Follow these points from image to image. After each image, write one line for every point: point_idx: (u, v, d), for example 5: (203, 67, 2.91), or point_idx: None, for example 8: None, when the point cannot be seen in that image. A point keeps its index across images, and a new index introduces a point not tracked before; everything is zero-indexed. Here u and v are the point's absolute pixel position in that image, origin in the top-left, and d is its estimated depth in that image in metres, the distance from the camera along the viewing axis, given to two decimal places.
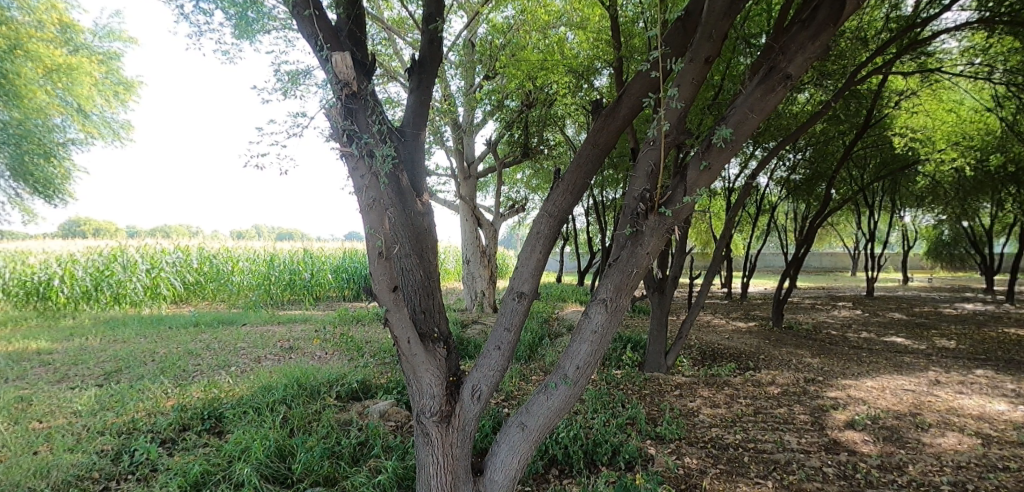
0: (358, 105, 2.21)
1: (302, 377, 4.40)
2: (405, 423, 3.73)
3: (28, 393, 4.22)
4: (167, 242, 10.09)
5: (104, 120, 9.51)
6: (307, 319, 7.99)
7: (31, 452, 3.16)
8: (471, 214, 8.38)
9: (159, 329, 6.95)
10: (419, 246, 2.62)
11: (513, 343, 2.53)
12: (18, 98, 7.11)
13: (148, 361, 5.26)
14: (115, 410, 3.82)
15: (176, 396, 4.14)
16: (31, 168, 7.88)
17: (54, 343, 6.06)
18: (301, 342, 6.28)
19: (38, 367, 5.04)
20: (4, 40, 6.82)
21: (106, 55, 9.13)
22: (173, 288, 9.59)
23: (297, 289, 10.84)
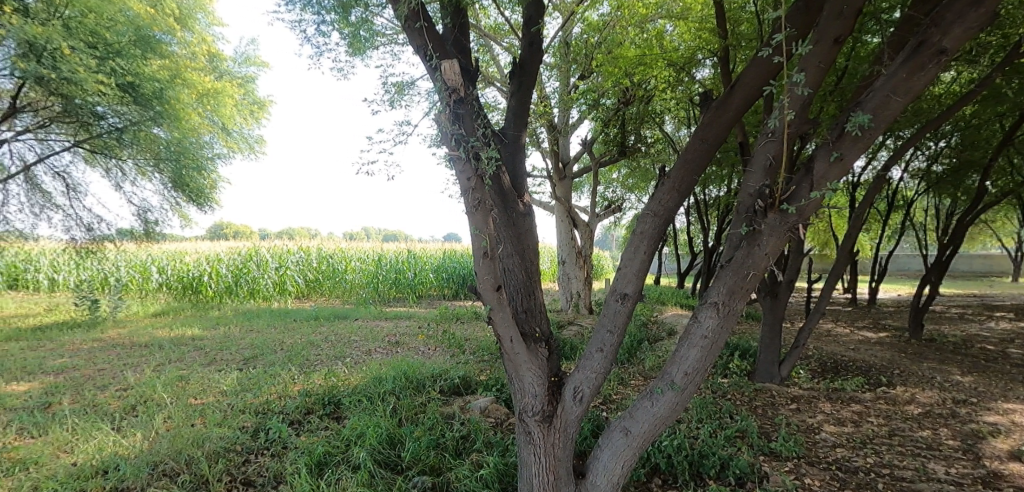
0: (465, 109, 2.26)
1: (409, 370, 4.67)
2: (504, 420, 3.82)
3: (186, 373, 4.91)
4: (292, 243, 11.29)
5: (242, 135, 10.78)
6: (412, 316, 8.46)
7: (190, 424, 3.66)
8: (567, 214, 8.41)
9: (287, 321, 7.78)
10: (521, 246, 2.70)
11: (616, 345, 2.49)
12: (177, 120, 8.15)
13: (279, 350, 5.88)
14: (254, 392, 4.33)
15: (302, 382, 4.59)
16: (188, 179, 8.85)
17: (205, 330, 7.02)
18: (407, 337, 6.68)
19: (194, 350, 5.86)
20: (166, 71, 7.88)
21: (244, 78, 10.41)
22: (298, 285, 10.64)
23: (402, 288, 11.48)
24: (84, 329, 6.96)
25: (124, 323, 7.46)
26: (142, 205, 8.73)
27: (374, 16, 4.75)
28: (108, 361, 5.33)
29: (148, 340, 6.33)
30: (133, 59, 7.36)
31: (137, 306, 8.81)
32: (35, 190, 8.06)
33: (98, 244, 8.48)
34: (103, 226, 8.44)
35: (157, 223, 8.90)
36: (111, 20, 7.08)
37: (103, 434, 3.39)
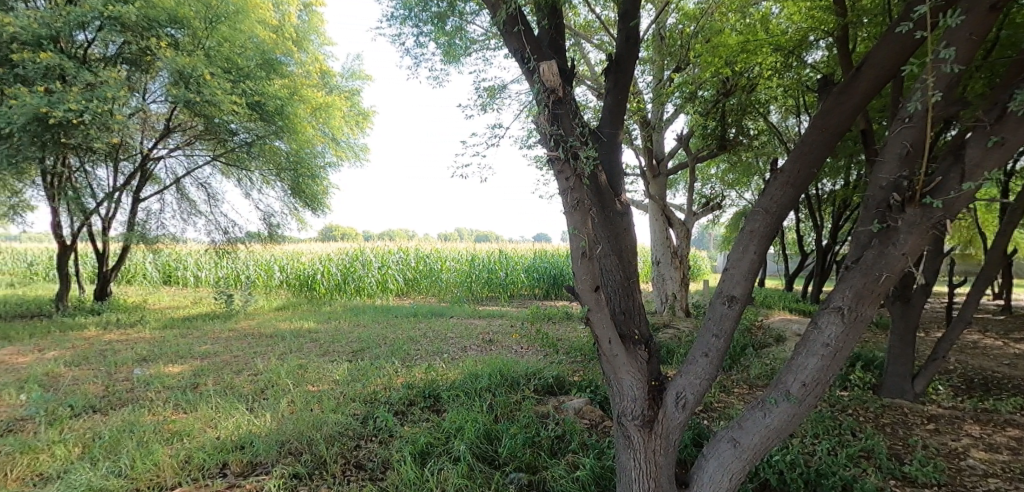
0: (563, 110, 2.27)
1: (504, 368, 4.77)
2: (600, 422, 3.77)
3: (305, 362, 5.41)
4: (394, 245, 12.14)
5: (349, 144, 11.63)
6: (504, 315, 8.64)
7: (309, 408, 4.02)
8: (662, 212, 8.10)
9: (389, 317, 8.32)
10: (619, 245, 2.67)
11: (723, 351, 2.36)
12: (293, 132, 8.87)
13: (383, 344, 6.29)
14: (363, 382, 4.67)
15: (405, 375, 4.86)
16: (304, 186, 9.73)
17: (319, 324, 7.71)
18: (500, 335, 6.83)
19: (311, 342, 6.45)
20: (286, 89, 8.58)
21: (350, 91, 11.23)
22: (398, 283, 11.28)
23: (493, 287, 11.62)
24: (222, 320, 7.93)
25: (253, 316, 8.39)
26: (267, 211, 9.76)
27: (467, 24, 4.92)
28: (242, 349, 6.03)
29: (273, 331, 7.07)
30: (261, 81, 8.17)
31: (263, 301, 9.87)
32: (184, 200, 9.33)
33: (232, 246, 9.61)
34: (237, 229, 9.55)
35: (279, 226, 9.91)
36: (240, 46, 7.94)
37: (240, 413, 3.83)
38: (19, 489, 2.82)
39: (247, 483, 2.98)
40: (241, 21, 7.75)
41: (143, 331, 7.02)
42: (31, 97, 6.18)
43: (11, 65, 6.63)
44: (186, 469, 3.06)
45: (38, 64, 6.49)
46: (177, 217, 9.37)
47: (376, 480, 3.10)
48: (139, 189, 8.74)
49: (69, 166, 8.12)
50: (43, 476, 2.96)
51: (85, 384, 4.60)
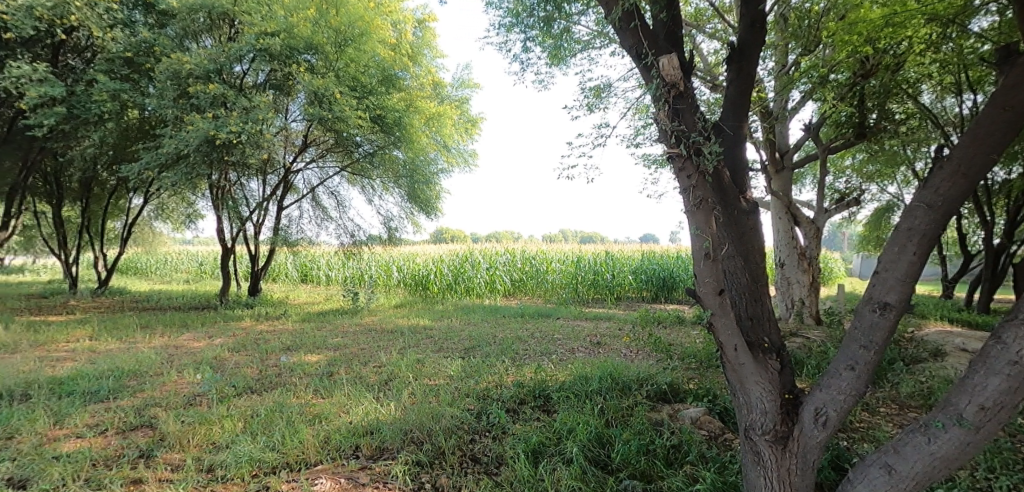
0: (685, 104, 2.21)
1: (614, 371, 4.68)
2: (720, 435, 3.54)
3: (422, 357, 5.76)
4: (501, 247, 12.59)
5: (459, 151, 11.78)
6: (611, 317, 8.48)
7: (428, 400, 4.27)
8: (787, 211, 7.43)
9: (497, 316, 8.59)
10: (745, 246, 2.51)
11: (874, 364, 2.11)
12: (409, 141, 9.34)
13: (493, 343, 6.49)
14: (476, 378, 4.86)
15: (515, 374, 4.98)
16: (419, 192, 10.37)
17: (433, 321, 8.18)
18: (608, 338, 6.71)
19: (427, 338, 6.86)
20: (403, 101, 9.00)
21: (460, 100, 11.48)
22: (505, 283, 11.57)
23: (599, 289, 11.37)
24: (349, 315, 8.73)
25: (376, 312, 9.13)
26: (387, 215, 10.54)
27: (573, 25, 4.93)
28: (368, 342, 6.59)
29: (394, 327, 7.63)
30: (382, 95, 8.81)
31: (384, 299, 10.70)
32: (318, 207, 10.41)
33: (357, 248, 10.53)
34: (361, 233, 10.45)
35: (397, 229, 10.66)
36: (364, 65, 8.56)
37: (368, 401, 4.18)
38: (199, 454, 3.33)
39: (376, 466, 3.24)
40: (364, 41, 8.37)
41: (287, 323, 7.97)
42: (203, 123, 7.29)
43: (188, 96, 7.88)
44: (327, 448, 3.40)
45: (208, 94, 7.64)
46: (312, 223, 10.48)
47: (491, 475, 3.21)
48: (282, 199, 9.91)
49: (230, 180, 9.47)
50: (216, 444, 3.46)
51: (244, 367, 5.32)
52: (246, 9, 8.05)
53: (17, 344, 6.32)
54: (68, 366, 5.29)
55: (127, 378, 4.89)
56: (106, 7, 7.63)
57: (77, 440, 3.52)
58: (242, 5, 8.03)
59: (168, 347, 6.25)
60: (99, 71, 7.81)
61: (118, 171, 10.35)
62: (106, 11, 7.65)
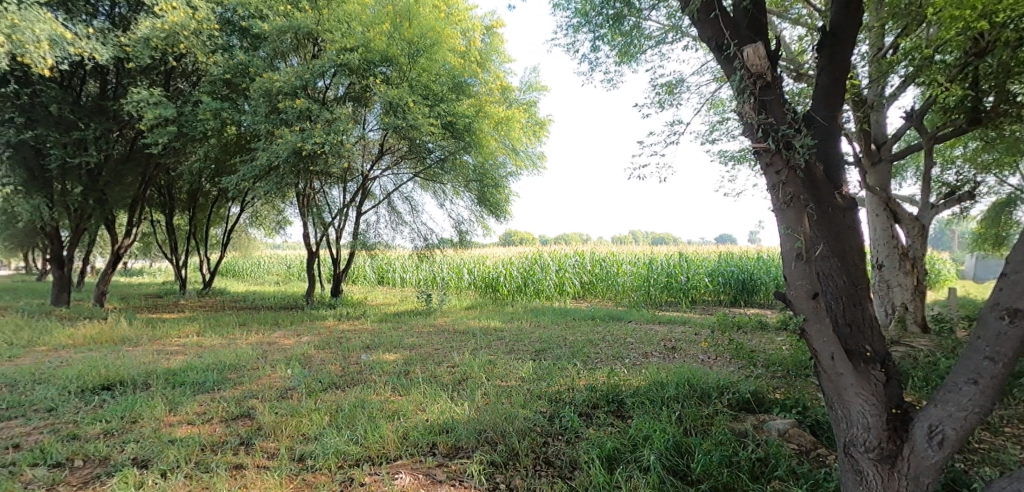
0: (772, 96, 2.23)
1: (692, 378, 4.49)
2: (812, 450, 3.29)
3: (494, 358, 5.82)
4: (571, 250, 12.50)
5: (528, 154, 11.40)
6: (687, 321, 8.15)
7: (500, 401, 4.31)
8: (885, 207, 6.80)
9: (567, 319, 8.53)
10: (842, 248, 2.35)
11: (1001, 379, 1.93)
12: (478, 146, 9.48)
13: (563, 345, 6.44)
14: (548, 381, 4.84)
15: (587, 377, 4.90)
16: (489, 196, 10.54)
17: (504, 323, 8.26)
18: (684, 343, 6.45)
19: (498, 340, 6.93)
20: (473, 106, 9.14)
21: (529, 103, 11.35)
22: (575, 286, 11.46)
23: (673, 292, 10.93)
24: (423, 316, 9.03)
25: (448, 313, 9.38)
26: (458, 219, 10.80)
27: (643, 21, 4.81)
28: (441, 343, 6.78)
29: (466, 328, 7.79)
30: (452, 102, 9.03)
31: (455, 300, 10.96)
32: (394, 212, 10.87)
33: (430, 251, 10.87)
34: (434, 236, 10.78)
35: (468, 233, 10.88)
36: (435, 74, 8.83)
37: (443, 400, 4.28)
38: (291, 444, 3.56)
39: (452, 465, 3.32)
40: (435, 51, 8.64)
41: (366, 323, 8.38)
42: (291, 136, 7.84)
43: (278, 112, 8.52)
44: (405, 444, 3.52)
45: (295, 109, 8.21)
46: (388, 227, 10.95)
47: (565, 479, 3.18)
48: (361, 205, 10.45)
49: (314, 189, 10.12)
50: (305, 435, 3.70)
51: (329, 364, 5.65)
52: (328, 27, 8.57)
53: (139, 339, 7.12)
54: (179, 359, 5.87)
55: (228, 371, 5.35)
56: (209, 35, 8.42)
57: (188, 426, 3.90)
58: (324, 24, 8.56)
59: (262, 344, 6.77)
60: (203, 93, 8.63)
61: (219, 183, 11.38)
62: (209, 38, 8.45)
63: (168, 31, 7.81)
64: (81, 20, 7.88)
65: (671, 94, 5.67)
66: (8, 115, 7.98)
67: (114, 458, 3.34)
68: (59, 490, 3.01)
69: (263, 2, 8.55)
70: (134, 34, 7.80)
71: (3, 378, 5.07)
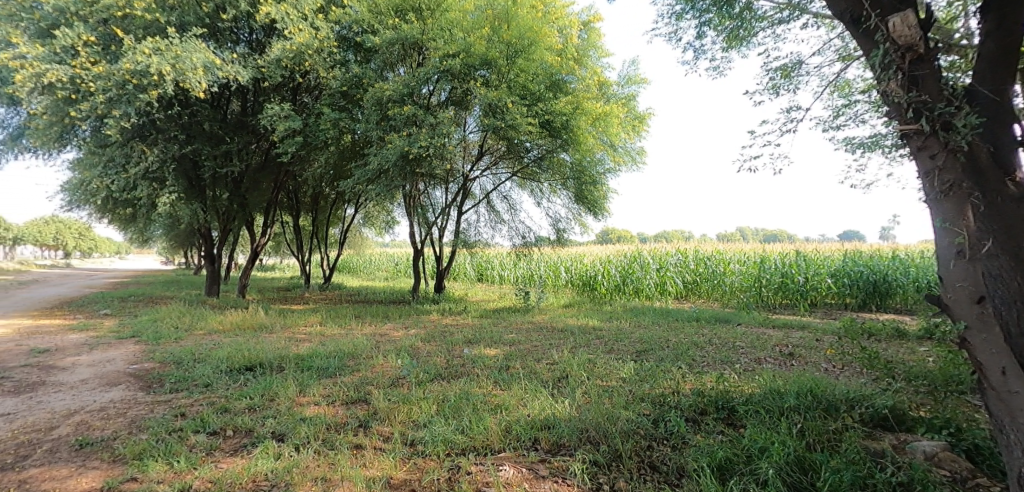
0: (924, 72, 2.27)
1: (815, 388, 4.09)
2: (969, 478, 2.86)
3: (593, 357, 5.75)
4: (672, 248, 11.97)
5: (626, 150, 10.96)
6: (806, 326, 7.44)
7: (601, 400, 4.24)
8: None
9: (669, 320, 8.18)
10: (1014, 244, 2.24)
11: None
12: (575, 143, 9.27)
13: (665, 347, 6.19)
14: (651, 383, 4.69)
15: (693, 381, 4.67)
16: (587, 193, 10.43)
17: (602, 322, 8.13)
18: (803, 349, 5.90)
19: (596, 339, 6.84)
20: (569, 103, 8.90)
21: (626, 97, 10.81)
22: (677, 285, 10.98)
23: (789, 294, 10.02)
24: (521, 313, 9.19)
25: (546, 311, 9.45)
26: (555, 217, 10.83)
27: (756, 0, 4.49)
28: (540, 340, 6.83)
29: (564, 326, 7.79)
30: (550, 101, 9.00)
31: (553, 298, 11.01)
32: (492, 211, 11.17)
33: (528, 248, 11.01)
34: (532, 234, 10.91)
35: (565, 231, 10.87)
36: (533, 74, 8.88)
37: (544, 397, 4.32)
38: (404, 429, 3.80)
39: (554, 461, 3.33)
40: (533, 51, 8.68)
41: (467, 318, 8.72)
42: (399, 141, 8.35)
43: (388, 119, 9.12)
44: (508, 438, 3.60)
45: (403, 115, 8.73)
46: (488, 226, 11.28)
47: (673, 486, 3.06)
48: (462, 205, 10.87)
49: (419, 190, 10.72)
50: (416, 422, 3.93)
51: (435, 356, 5.95)
52: (432, 36, 9.01)
53: (273, 326, 8.03)
54: (306, 346, 6.53)
55: (347, 359, 5.85)
56: (329, 52, 9.21)
57: (316, 407, 4.31)
58: (428, 33, 8.98)
59: (375, 335, 7.30)
60: (324, 105, 9.48)
61: (337, 187, 12.46)
62: (329, 55, 9.25)
63: (295, 51, 8.68)
64: (227, 47, 9.02)
65: (788, 77, 5.21)
66: (174, 133, 9.23)
67: (257, 430, 3.79)
68: (215, 455, 3.47)
69: (374, 18, 9.16)
70: (268, 56, 8.77)
71: (172, 357, 5.98)
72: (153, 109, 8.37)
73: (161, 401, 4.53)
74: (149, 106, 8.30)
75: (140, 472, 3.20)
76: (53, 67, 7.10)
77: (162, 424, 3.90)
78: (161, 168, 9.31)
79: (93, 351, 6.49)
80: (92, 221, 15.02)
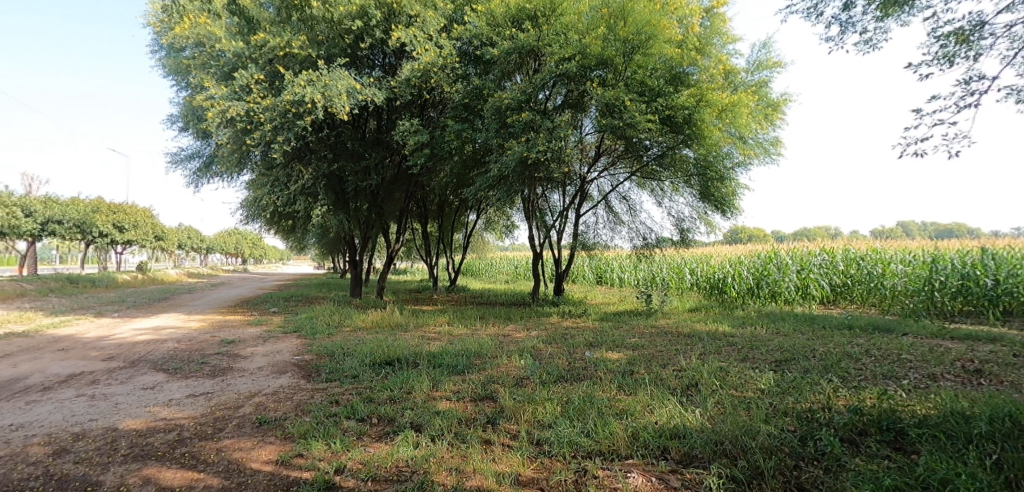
0: None
1: (1015, 413, 3.39)
2: None
3: (726, 365, 5.35)
4: (816, 246, 10.73)
5: (758, 141, 10.01)
6: (998, 338, 6.18)
7: (737, 412, 3.94)
8: None
9: (815, 327, 7.33)
10: None
11: None
12: (699, 138, 8.67)
13: (812, 357, 5.56)
14: (796, 396, 4.25)
15: (849, 397, 4.13)
16: (713, 190, 9.78)
17: (734, 328, 7.54)
18: (997, 366, 4.90)
19: (728, 345, 6.36)
20: (691, 97, 8.42)
21: (757, 84, 9.91)
22: (822, 289, 9.83)
23: (972, 299, 8.31)
24: (644, 317, 8.89)
25: (670, 315, 9.04)
26: (679, 216, 10.32)
27: None
28: (665, 345, 6.54)
29: (690, 331, 7.37)
30: (670, 95, 8.61)
31: (677, 302, 10.51)
32: (611, 212, 10.97)
33: (649, 250, 10.63)
34: (653, 235, 10.51)
35: (690, 231, 10.30)
36: (651, 69, 8.68)
37: (672, 404, 4.12)
38: (530, 428, 3.89)
39: (687, 473, 3.17)
40: (651, 45, 8.49)
41: (588, 321, 8.66)
42: (518, 147, 8.57)
43: (506, 126, 9.40)
44: (635, 445, 3.50)
45: (521, 121, 8.94)
46: (607, 228, 11.11)
47: None
48: (580, 207, 10.85)
49: (538, 193, 10.93)
50: (541, 422, 3.99)
51: (557, 358, 5.99)
52: (548, 41, 9.01)
53: (407, 325, 8.74)
54: (437, 344, 6.98)
55: (474, 357, 6.14)
56: (451, 67, 9.76)
57: (448, 401, 4.59)
58: (544, 38, 9.02)
59: (499, 336, 7.57)
60: (448, 118, 10.06)
61: (461, 194, 13.16)
62: (451, 70, 9.81)
63: (422, 70, 9.34)
64: (365, 72, 10.02)
65: (965, 43, 4.41)
66: (325, 152, 10.48)
67: (398, 420, 4.14)
68: (364, 439, 3.86)
69: (492, 30, 9.47)
70: (399, 77, 9.56)
71: (326, 350, 6.77)
72: (308, 133, 9.58)
73: (319, 388, 5.15)
74: (304, 131, 9.52)
75: (306, 449, 3.66)
76: (233, 104, 8.43)
77: (321, 409, 4.43)
78: (314, 184, 10.64)
79: (266, 343, 7.61)
80: (261, 233, 17.60)
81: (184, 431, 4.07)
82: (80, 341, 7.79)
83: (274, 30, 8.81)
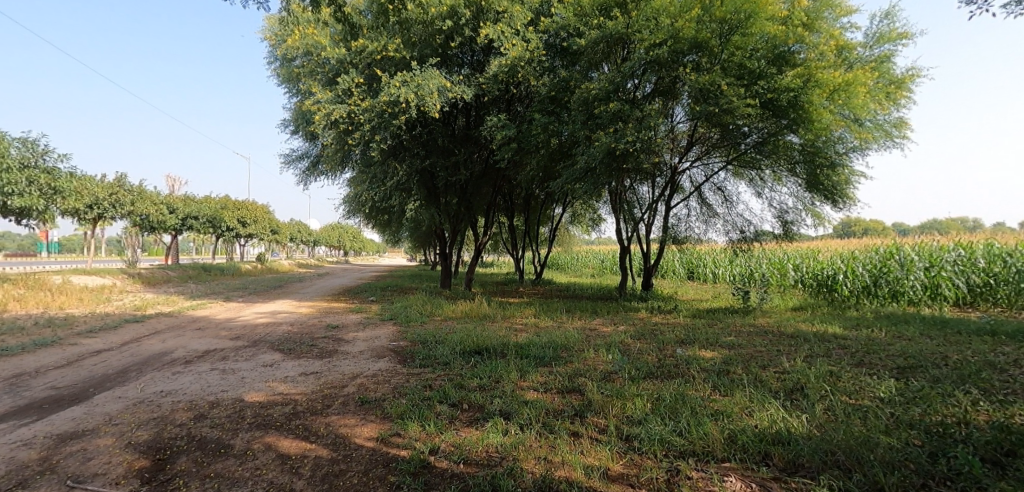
0: None
1: None
2: None
3: (837, 370, 4.89)
4: (949, 240, 9.44)
5: (877, 124, 8.96)
6: None
7: (850, 420, 3.60)
8: None
9: (946, 332, 6.47)
10: None
11: None
12: (808, 123, 7.85)
13: (943, 365, 4.92)
14: (923, 407, 3.79)
15: (992, 413, 3.61)
16: (822, 179, 8.91)
17: (847, 330, 6.85)
18: None
19: (839, 348, 5.81)
20: (797, 78, 7.73)
21: (877, 59, 8.86)
22: (957, 289, 8.63)
23: None
24: (741, 314, 8.37)
25: (771, 313, 8.43)
26: (781, 208, 9.56)
27: None
28: (764, 345, 6.12)
29: (794, 331, 6.82)
30: (772, 77, 8.01)
31: (779, 300, 9.77)
32: (704, 204, 10.44)
33: (748, 244, 9.99)
34: (752, 229, 9.85)
35: (794, 223, 9.50)
36: (751, 49, 8.17)
37: (775, 408, 3.85)
38: (619, 423, 3.83)
39: (792, 482, 2.96)
40: (751, 24, 7.91)
41: (679, 318, 8.32)
42: (605, 138, 8.39)
43: (594, 118, 9.21)
44: (733, 448, 3.32)
45: (609, 111, 8.69)
46: (699, 221, 10.58)
47: None
48: (670, 199, 10.44)
49: (625, 186, 10.69)
50: (631, 418, 3.91)
51: (646, 354, 5.83)
52: (637, 27, 8.68)
53: (495, 316, 8.95)
54: (524, 335, 7.09)
55: (560, 350, 6.15)
56: (538, 61, 9.79)
57: (535, 392, 4.65)
58: (633, 25, 8.67)
59: (586, 330, 7.50)
60: (535, 112, 10.08)
61: (547, 187, 13.17)
62: (538, 63, 9.83)
63: (510, 65, 9.45)
64: (455, 71, 10.36)
65: None
66: (417, 150, 10.97)
67: (488, 407, 4.26)
68: (456, 423, 4.02)
69: (580, 20, 9.29)
70: (487, 73, 9.74)
71: (419, 338, 7.13)
72: (403, 132, 10.10)
73: (413, 373, 5.45)
74: (399, 130, 10.03)
75: (403, 429, 3.88)
76: (336, 107, 9.07)
77: (416, 392, 4.68)
78: (408, 180, 11.21)
79: (365, 329, 8.17)
80: (361, 227, 18.89)
81: (297, 405, 4.50)
82: (212, 322, 8.86)
83: (372, 36, 9.32)
